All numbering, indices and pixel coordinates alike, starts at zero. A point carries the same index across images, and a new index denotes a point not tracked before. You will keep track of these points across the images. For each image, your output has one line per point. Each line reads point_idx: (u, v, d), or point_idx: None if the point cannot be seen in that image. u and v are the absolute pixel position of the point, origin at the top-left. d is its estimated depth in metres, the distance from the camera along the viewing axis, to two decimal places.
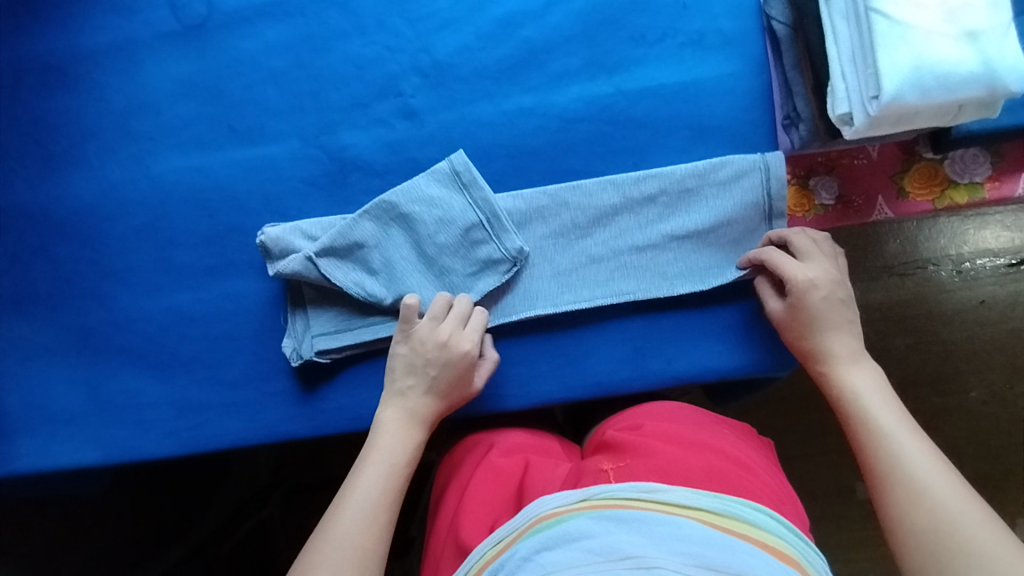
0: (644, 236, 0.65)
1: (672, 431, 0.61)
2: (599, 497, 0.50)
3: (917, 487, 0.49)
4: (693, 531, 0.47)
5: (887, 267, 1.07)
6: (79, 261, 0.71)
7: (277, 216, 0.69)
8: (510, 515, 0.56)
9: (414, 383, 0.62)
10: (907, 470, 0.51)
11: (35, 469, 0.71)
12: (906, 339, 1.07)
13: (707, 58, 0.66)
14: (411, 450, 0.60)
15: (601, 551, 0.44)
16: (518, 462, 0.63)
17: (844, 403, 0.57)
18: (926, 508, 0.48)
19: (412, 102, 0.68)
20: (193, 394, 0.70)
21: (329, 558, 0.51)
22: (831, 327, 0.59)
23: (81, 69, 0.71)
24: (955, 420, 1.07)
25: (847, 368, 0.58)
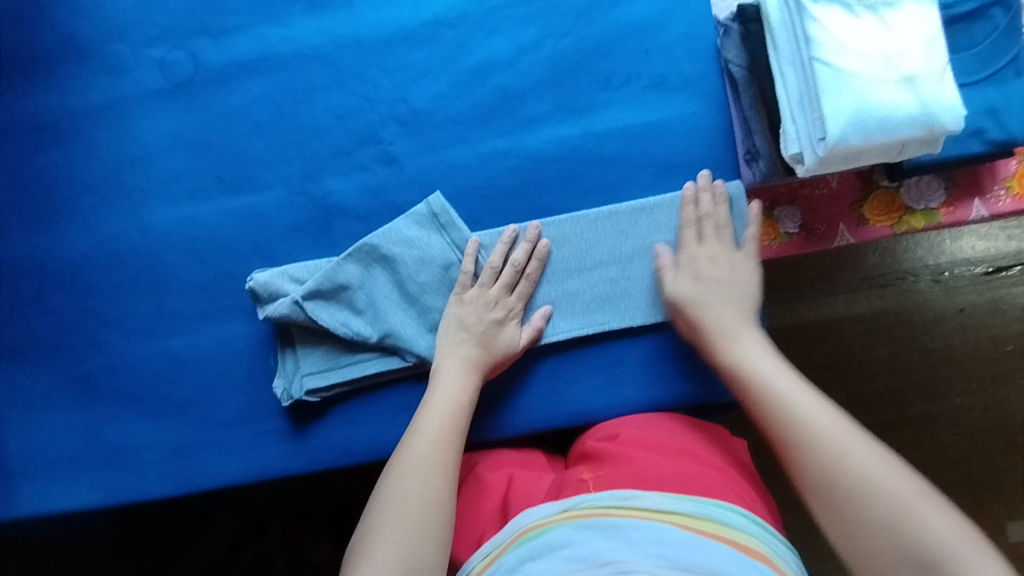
0: (617, 267, 0.69)
1: (649, 438, 0.63)
2: (580, 507, 0.54)
3: (826, 443, 0.53)
4: (670, 533, 0.50)
5: (865, 279, 1.10)
6: (75, 310, 0.74)
7: (266, 261, 0.72)
8: (495, 530, 0.60)
9: (464, 338, 0.66)
10: (827, 434, 0.53)
11: (37, 513, 0.73)
12: (888, 348, 1.10)
13: (669, 100, 0.69)
14: (468, 392, 0.64)
15: (580, 559, 0.47)
16: (502, 474, 0.65)
17: (738, 377, 0.60)
18: (834, 460, 0.52)
19: (391, 149, 0.71)
20: (188, 435, 0.72)
21: (396, 503, 0.56)
22: (711, 305, 0.63)
23: (74, 127, 0.74)
24: (941, 426, 1.10)
25: (731, 345, 0.61)
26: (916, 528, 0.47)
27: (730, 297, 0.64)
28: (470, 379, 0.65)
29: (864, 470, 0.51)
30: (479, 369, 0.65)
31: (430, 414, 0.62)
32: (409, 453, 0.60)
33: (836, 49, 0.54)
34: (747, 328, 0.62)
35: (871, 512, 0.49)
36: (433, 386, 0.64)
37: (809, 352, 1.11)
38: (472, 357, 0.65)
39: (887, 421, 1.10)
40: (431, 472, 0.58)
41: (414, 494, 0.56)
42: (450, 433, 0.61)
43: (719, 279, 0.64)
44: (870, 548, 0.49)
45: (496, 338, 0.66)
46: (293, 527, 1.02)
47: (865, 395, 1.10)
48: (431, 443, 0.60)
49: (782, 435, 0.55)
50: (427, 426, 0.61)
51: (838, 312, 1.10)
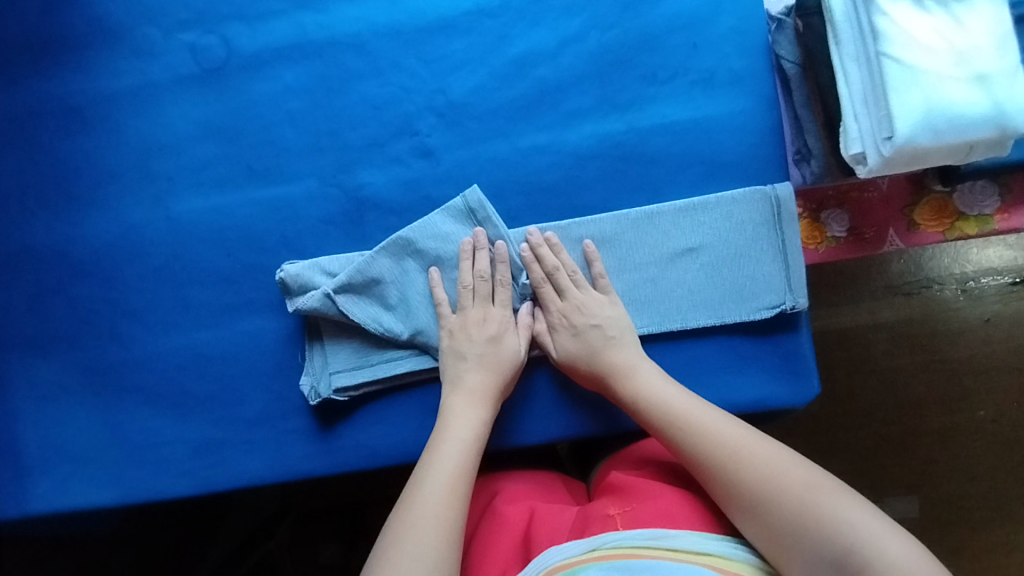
0: (656, 268, 0.66)
1: (673, 471, 0.62)
2: (608, 546, 0.51)
3: (721, 458, 0.53)
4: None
5: (889, 288, 1.08)
6: (97, 300, 0.72)
7: (295, 254, 0.70)
8: (518, 569, 0.56)
9: (465, 367, 0.63)
10: (725, 445, 0.54)
11: (52, 509, 0.71)
12: (914, 358, 1.08)
13: (718, 96, 0.67)
14: (478, 427, 0.61)
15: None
16: (522, 507, 0.62)
17: (638, 410, 0.60)
18: (735, 468, 0.52)
19: (427, 141, 0.69)
20: (210, 433, 0.70)
21: (414, 526, 0.52)
22: (605, 344, 0.63)
23: (101, 111, 0.72)
24: (965, 439, 1.07)
25: (626, 377, 0.61)
26: (823, 518, 0.46)
27: (615, 336, 0.63)
28: (482, 411, 0.62)
29: (762, 472, 0.51)
30: (490, 400, 0.62)
31: (446, 443, 0.59)
32: (423, 481, 0.56)
33: (906, 44, 0.52)
34: (642, 362, 0.62)
35: (778, 512, 0.48)
36: (445, 417, 0.62)
37: (834, 360, 1.08)
38: (482, 388, 0.63)
39: (910, 434, 1.07)
40: (448, 504, 0.54)
41: (430, 524, 0.52)
42: (466, 467, 0.58)
43: (599, 326, 0.63)
44: (790, 549, 0.48)
45: (500, 351, 0.64)
46: None
47: (889, 409, 1.07)
48: (448, 472, 0.56)
49: (689, 458, 0.55)
50: (443, 456, 0.58)
51: (863, 320, 1.08)
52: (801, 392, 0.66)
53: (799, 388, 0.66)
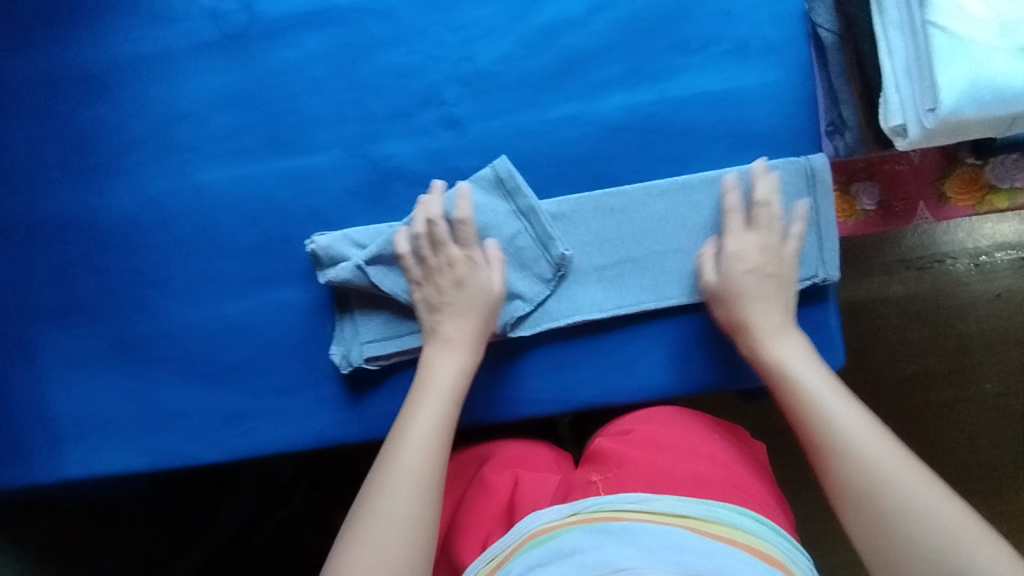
0: (689, 240, 0.67)
1: (660, 435, 0.66)
2: (588, 511, 0.54)
3: (853, 453, 0.54)
4: (683, 540, 0.50)
5: (903, 262, 1.08)
6: (122, 271, 0.71)
7: (323, 225, 0.69)
8: (501, 532, 0.61)
9: (440, 318, 0.65)
10: (854, 442, 0.54)
11: (89, 473, 0.73)
12: (922, 332, 1.08)
13: (752, 66, 0.65)
14: (458, 376, 0.63)
15: (594, 565, 0.46)
16: (508, 474, 0.67)
17: (776, 378, 0.61)
18: (870, 474, 0.52)
19: (455, 111, 0.68)
20: (242, 401, 0.71)
21: (392, 489, 0.55)
22: (753, 300, 0.63)
23: (121, 79, 0.70)
24: (968, 410, 1.08)
25: (771, 343, 0.62)
26: (963, 562, 0.46)
27: (772, 272, 0.63)
28: (464, 356, 0.63)
29: (896, 483, 0.51)
30: (471, 344, 0.64)
31: (426, 399, 0.61)
32: (402, 441, 0.58)
33: (953, 13, 0.50)
34: (789, 329, 0.63)
35: (919, 536, 0.48)
36: (424, 368, 0.63)
37: (848, 334, 1.08)
38: (461, 334, 0.64)
39: (916, 406, 1.08)
40: (423, 461, 0.57)
41: (405, 485, 0.55)
42: (444, 424, 0.60)
43: (750, 270, 0.63)
44: (902, 568, 0.48)
45: (470, 290, 0.64)
46: (318, 493, 1.04)
47: (892, 380, 1.08)
48: (425, 430, 0.59)
49: (813, 440, 0.57)
50: (422, 413, 0.60)
51: (873, 292, 1.08)
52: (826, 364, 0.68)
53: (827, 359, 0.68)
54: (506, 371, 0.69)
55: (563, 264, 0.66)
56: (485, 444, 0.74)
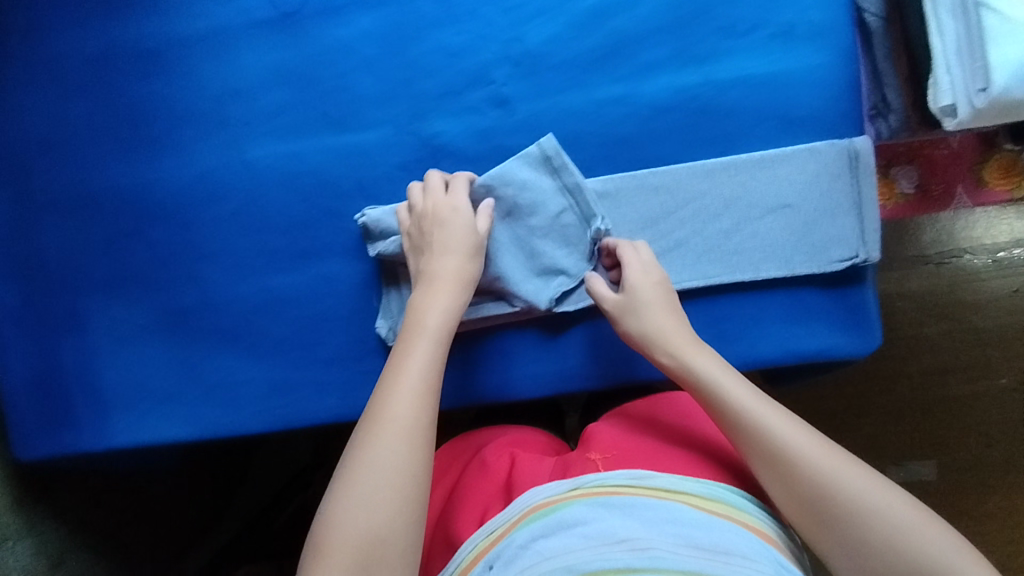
0: (732, 220, 0.68)
1: (658, 424, 0.68)
2: (589, 485, 0.57)
3: (786, 455, 0.52)
4: (685, 513, 0.54)
5: (922, 258, 1.09)
6: (172, 244, 0.73)
7: (372, 201, 0.70)
8: (499, 507, 0.62)
9: (429, 258, 0.63)
10: (796, 453, 0.52)
11: (134, 443, 0.74)
12: (937, 326, 1.09)
13: (798, 49, 0.66)
14: (445, 317, 0.60)
15: (596, 537, 0.51)
16: (504, 458, 0.68)
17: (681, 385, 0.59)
18: (811, 479, 0.50)
19: (503, 90, 0.69)
20: (287, 373, 0.72)
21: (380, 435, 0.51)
22: (649, 308, 0.62)
23: (176, 55, 0.72)
24: (985, 404, 1.09)
25: (674, 345, 0.60)
26: (919, 554, 0.46)
27: (661, 280, 0.63)
28: (456, 294, 0.61)
29: (853, 490, 0.49)
30: (462, 283, 0.62)
31: (417, 340, 0.58)
32: (393, 383, 0.55)
33: None
34: (685, 337, 0.60)
35: (871, 536, 0.48)
36: (414, 308, 0.61)
37: None
38: (451, 272, 0.62)
39: (930, 399, 1.09)
40: (416, 404, 0.54)
41: (392, 426, 0.52)
42: (435, 365, 0.57)
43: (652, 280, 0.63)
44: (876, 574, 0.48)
45: (456, 231, 0.63)
46: None
47: (908, 372, 1.10)
48: (421, 370, 0.56)
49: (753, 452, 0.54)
50: (415, 355, 0.57)
51: (891, 287, 1.10)
52: (861, 344, 0.68)
53: (862, 338, 0.68)
54: (550, 346, 0.70)
55: (605, 241, 0.67)
56: (483, 431, 0.77)
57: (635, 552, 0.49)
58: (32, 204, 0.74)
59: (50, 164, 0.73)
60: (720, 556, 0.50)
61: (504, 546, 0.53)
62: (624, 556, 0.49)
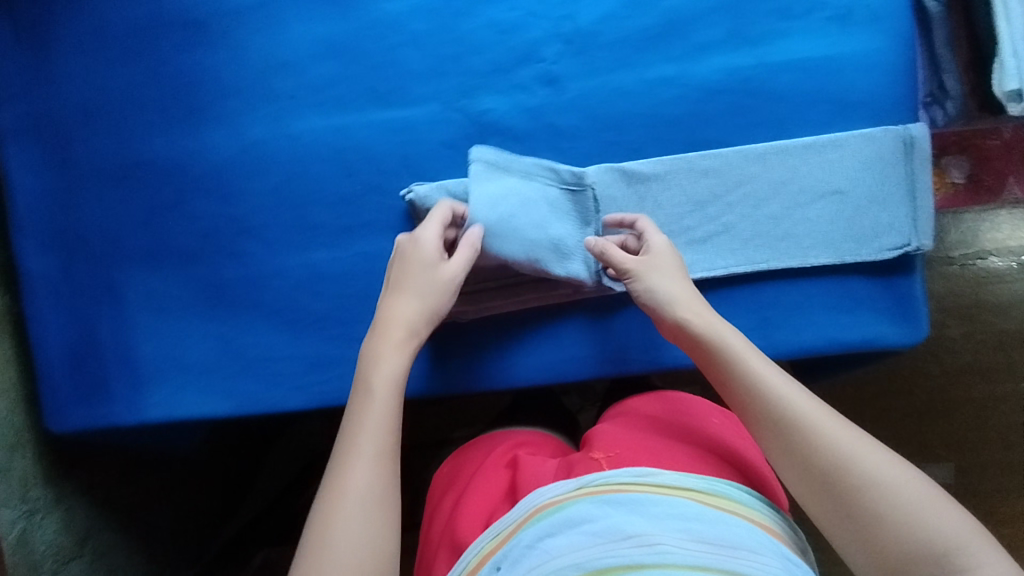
0: (781, 205, 0.67)
1: (666, 421, 0.69)
2: (593, 484, 0.57)
3: (795, 422, 0.52)
4: (691, 508, 0.54)
5: (947, 259, 1.08)
6: (215, 216, 0.72)
7: (417, 177, 0.70)
8: (504, 509, 0.62)
9: (391, 309, 0.60)
10: (807, 420, 0.52)
11: (169, 418, 0.73)
12: (960, 327, 1.08)
13: (854, 34, 0.66)
14: (399, 373, 0.58)
15: (603, 534, 0.51)
16: (504, 468, 0.68)
17: (699, 345, 0.58)
18: (824, 449, 0.50)
19: (554, 69, 0.68)
20: (326, 349, 0.71)
21: (341, 510, 0.50)
22: (666, 274, 0.62)
23: (224, 26, 0.71)
24: (1007, 407, 1.08)
25: (689, 309, 0.60)
26: (922, 524, 0.46)
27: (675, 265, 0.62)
28: (409, 343, 0.59)
29: (860, 463, 0.49)
30: (416, 329, 0.60)
31: (369, 399, 0.56)
32: (348, 454, 0.53)
33: None
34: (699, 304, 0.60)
35: (879, 511, 0.47)
36: (367, 360, 0.58)
37: None
38: (411, 321, 0.60)
39: (952, 401, 1.08)
40: (374, 472, 0.52)
41: (350, 502, 0.50)
42: (390, 425, 0.55)
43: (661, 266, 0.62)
44: (878, 543, 0.47)
45: (426, 275, 0.61)
46: None
47: (929, 373, 1.09)
48: (376, 432, 0.54)
49: (760, 415, 0.54)
50: (369, 416, 0.55)
51: None
52: (909, 334, 0.67)
53: (909, 330, 0.67)
54: (595, 329, 0.69)
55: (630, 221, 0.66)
56: (486, 437, 0.78)
57: (643, 549, 0.49)
58: (75, 174, 0.73)
59: (94, 134, 0.73)
60: (727, 551, 0.50)
61: (510, 547, 0.53)
62: (633, 553, 0.49)
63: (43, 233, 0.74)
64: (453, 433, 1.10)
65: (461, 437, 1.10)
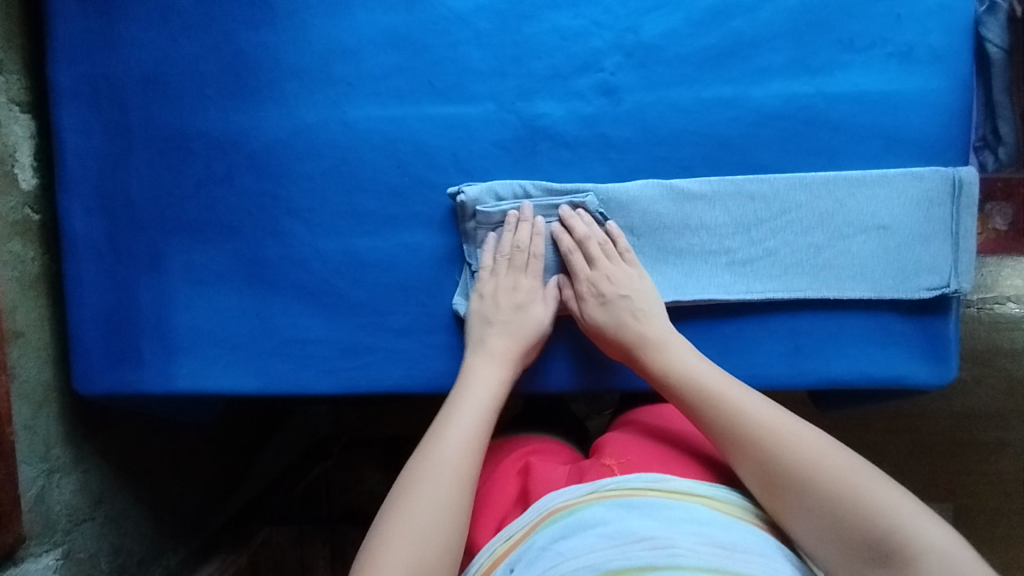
0: (825, 235, 0.67)
1: (675, 429, 0.69)
2: (606, 488, 0.57)
3: (752, 429, 0.56)
4: (703, 513, 0.54)
5: (965, 301, 1.09)
6: (263, 195, 0.73)
7: (465, 175, 0.71)
8: (516, 515, 0.62)
9: (489, 332, 0.67)
10: (761, 425, 0.56)
11: (196, 389, 0.73)
12: (972, 370, 1.09)
13: (913, 73, 0.66)
14: (496, 386, 0.64)
15: (617, 536, 0.51)
16: (513, 472, 0.68)
17: (666, 383, 0.62)
18: (771, 451, 0.55)
19: (612, 80, 0.69)
20: (358, 336, 0.72)
21: (428, 481, 0.56)
22: (631, 319, 0.65)
23: (290, 7, 0.72)
24: (1011, 454, 1.08)
25: (654, 352, 0.64)
26: (870, 507, 0.50)
27: (643, 311, 0.65)
28: (501, 371, 0.65)
29: (814, 461, 0.53)
30: (510, 362, 0.66)
31: (465, 399, 0.63)
32: (441, 435, 0.59)
33: None
34: (673, 337, 0.64)
35: (819, 504, 0.52)
36: (462, 384, 0.64)
37: None
38: (503, 351, 0.66)
39: (955, 443, 1.09)
40: (461, 455, 0.58)
41: (441, 475, 0.56)
42: (479, 423, 0.61)
43: (629, 296, 0.66)
44: (839, 530, 0.51)
45: (524, 319, 0.67)
46: None
47: (936, 413, 1.09)
48: (459, 441, 0.59)
49: (719, 430, 0.58)
50: (463, 412, 0.61)
51: None
52: (938, 374, 0.68)
53: (938, 370, 0.67)
54: None
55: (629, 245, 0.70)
56: (498, 442, 0.78)
57: (656, 550, 0.49)
58: (128, 140, 0.74)
59: (150, 102, 0.73)
60: (739, 554, 0.50)
61: (524, 550, 0.54)
62: (646, 556, 0.49)
63: (89, 196, 0.75)
64: None
65: None
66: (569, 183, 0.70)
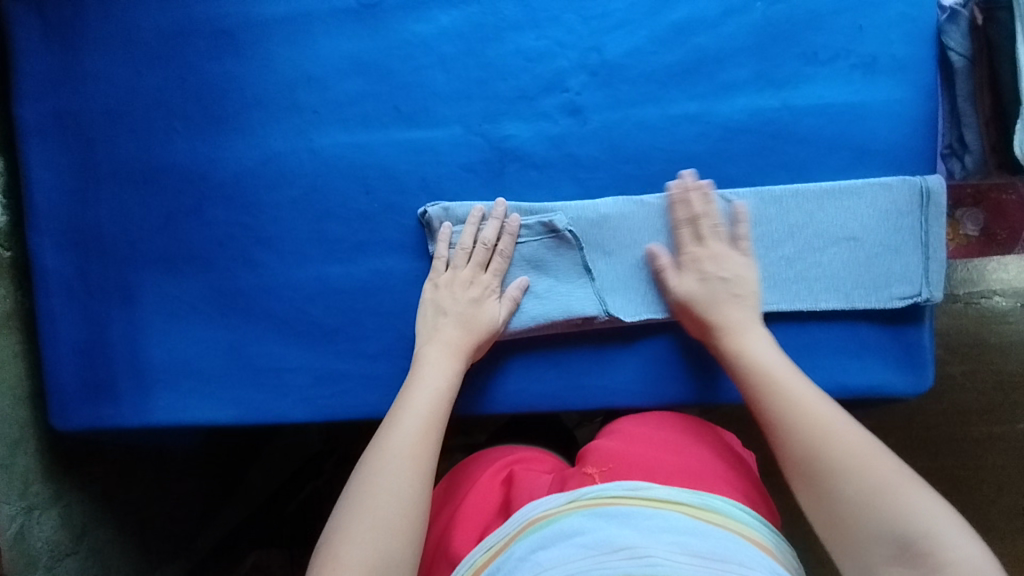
0: (796, 246, 0.67)
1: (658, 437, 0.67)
2: (586, 497, 0.57)
3: (795, 416, 0.55)
4: (682, 523, 0.54)
5: (953, 297, 1.09)
6: (234, 225, 0.72)
7: (434, 199, 0.71)
8: (499, 522, 0.62)
9: (443, 321, 0.66)
10: (805, 414, 0.55)
11: (172, 423, 0.73)
12: (962, 365, 1.09)
13: (877, 83, 0.66)
14: (452, 376, 0.63)
15: (594, 545, 0.50)
16: (496, 485, 0.67)
17: (737, 366, 0.61)
18: (807, 442, 0.53)
19: (577, 99, 0.69)
20: (333, 363, 0.72)
21: (387, 466, 0.55)
22: (717, 301, 0.64)
23: (253, 37, 0.71)
24: (1005, 449, 1.07)
25: (734, 336, 0.62)
26: (889, 506, 0.47)
27: (740, 294, 0.64)
28: (456, 363, 0.64)
29: (851, 455, 0.51)
30: (463, 354, 0.65)
31: (417, 386, 0.62)
32: (396, 422, 0.59)
33: None
34: (754, 325, 0.63)
35: (850, 494, 0.49)
36: (417, 373, 0.64)
37: None
38: (456, 341, 0.65)
39: (949, 439, 1.08)
40: (418, 439, 0.57)
41: (401, 461, 0.55)
42: (435, 405, 0.61)
43: (725, 277, 0.64)
44: (853, 523, 0.49)
45: (478, 316, 0.66)
46: None
47: (927, 411, 1.09)
48: (414, 426, 0.58)
49: (765, 417, 0.57)
50: (415, 399, 0.61)
51: None
52: (914, 383, 0.67)
53: (914, 379, 0.67)
54: (603, 360, 0.70)
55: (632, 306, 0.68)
56: (476, 453, 0.77)
57: (632, 560, 0.48)
58: (96, 174, 0.74)
59: (117, 135, 0.73)
60: (720, 564, 0.49)
61: (502, 560, 0.53)
62: (623, 565, 0.48)
63: (59, 232, 0.74)
64: (450, 443, 1.10)
65: (457, 447, 1.10)
66: (538, 203, 0.70)
